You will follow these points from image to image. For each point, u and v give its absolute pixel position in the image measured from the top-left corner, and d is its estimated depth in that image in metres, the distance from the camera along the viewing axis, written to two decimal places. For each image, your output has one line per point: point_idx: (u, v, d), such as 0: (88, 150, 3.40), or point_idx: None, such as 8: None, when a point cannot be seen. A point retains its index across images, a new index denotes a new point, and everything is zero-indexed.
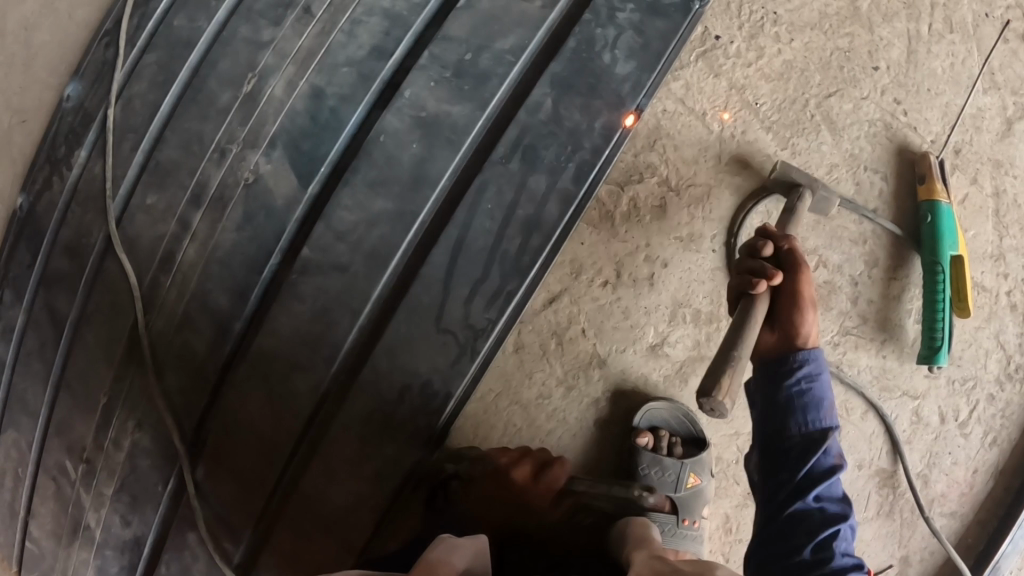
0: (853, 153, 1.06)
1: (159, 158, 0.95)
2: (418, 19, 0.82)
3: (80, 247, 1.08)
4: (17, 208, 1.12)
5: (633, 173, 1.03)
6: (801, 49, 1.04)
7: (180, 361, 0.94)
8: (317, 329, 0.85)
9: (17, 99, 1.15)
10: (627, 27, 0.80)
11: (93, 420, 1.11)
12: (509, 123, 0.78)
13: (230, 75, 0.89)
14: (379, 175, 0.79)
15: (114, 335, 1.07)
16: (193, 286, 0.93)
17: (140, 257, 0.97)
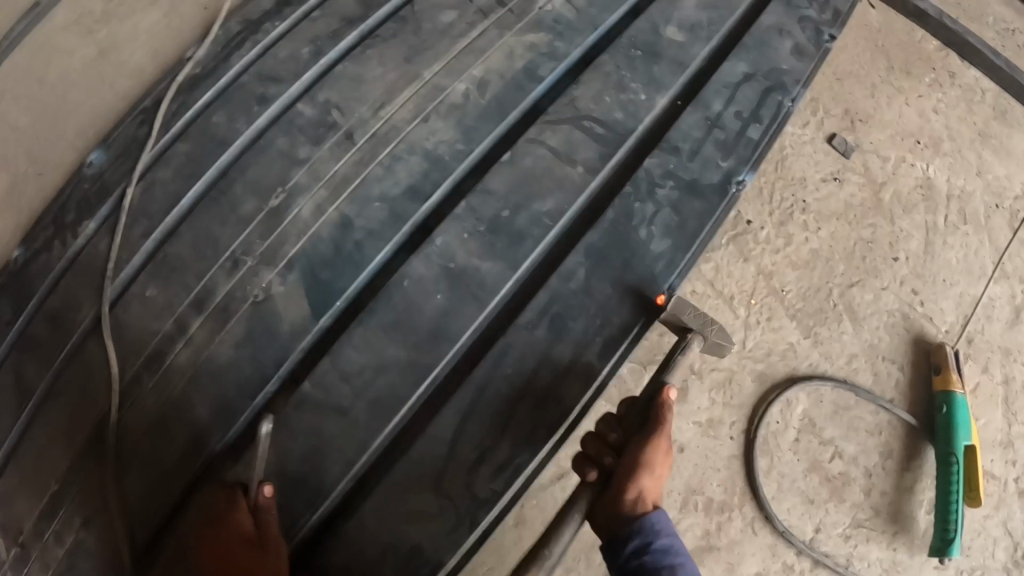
0: (873, 343, 1.15)
1: (169, 252, 0.90)
2: (459, 165, 0.83)
3: (64, 318, 0.99)
4: (10, 261, 1.04)
5: (658, 354, 1.17)
6: (828, 239, 1.17)
7: (144, 468, 0.92)
8: (302, 472, 0.81)
9: (42, 149, 1.08)
10: (666, 205, 0.87)
11: (41, 500, 1.01)
12: (541, 288, 0.82)
13: (259, 186, 0.86)
14: (396, 322, 0.81)
15: (82, 420, 1.00)
16: (178, 391, 0.90)
17: (124, 348, 0.92)
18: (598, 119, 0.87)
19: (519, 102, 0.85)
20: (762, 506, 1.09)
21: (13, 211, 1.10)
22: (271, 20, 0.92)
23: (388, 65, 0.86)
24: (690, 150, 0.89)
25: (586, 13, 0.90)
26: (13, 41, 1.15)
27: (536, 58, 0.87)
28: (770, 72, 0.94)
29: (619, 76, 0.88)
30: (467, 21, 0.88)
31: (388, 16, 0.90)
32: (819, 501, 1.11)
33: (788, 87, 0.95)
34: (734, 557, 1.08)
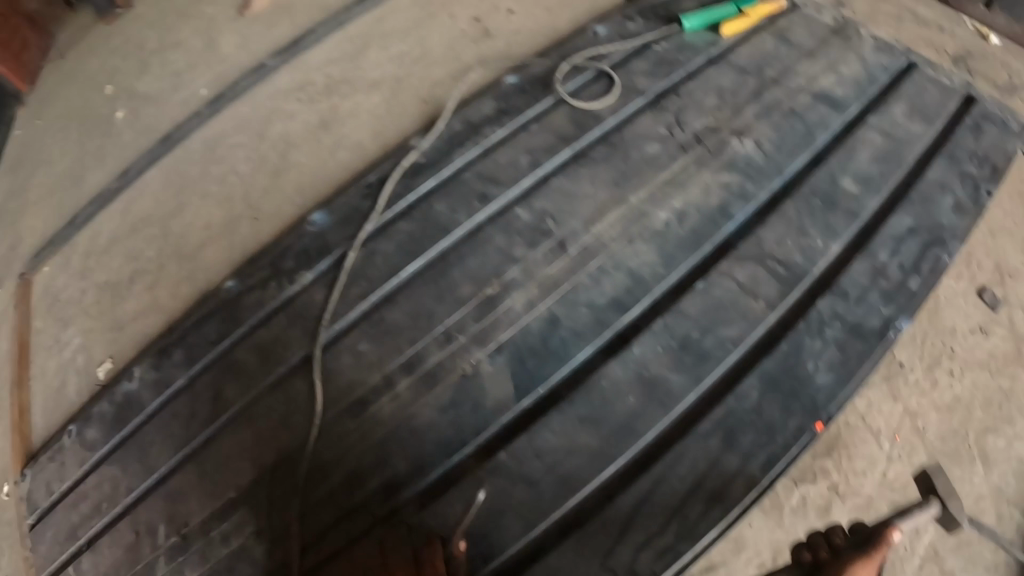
0: (1001, 488, 1.08)
1: (385, 316, 1.03)
2: (657, 286, 0.99)
3: (273, 353, 1.12)
4: (227, 293, 1.15)
5: (808, 475, 1.08)
6: (969, 387, 1.13)
7: (330, 496, 1.05)
8: (482, 530, 0.93)
9: (259, 198, 1.19)
10: (832, 343, 0.99)
11: (215, 503, 1.11)
12: (720, 402, 0.97)
13: (476, 274, 1.00)
14: (591, 413, 0.96)
15: (270, 442, 1.12)
16: (378, 437, 1.05)
17: (330, 391, 1.07)
18: (780, 260, 1.02)
19: (713, 237, 1.00)
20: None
21: (224, 247, 1.20)
22: (492, 123, 1.01)
23: (600, 185, 0.99)
24: (855, 295, 1.02)
25: (773, 159, 1.03)
26: (240, 91, 1.23)
27: (727, 196, 1.01)
28: (931, 228, 1.06)
29: (800, 222, 1.04)
30: (670, 153, 1.01)
31: (600, 140, 1.01)
32: None
33: (947, 242, 1.06)
34: None
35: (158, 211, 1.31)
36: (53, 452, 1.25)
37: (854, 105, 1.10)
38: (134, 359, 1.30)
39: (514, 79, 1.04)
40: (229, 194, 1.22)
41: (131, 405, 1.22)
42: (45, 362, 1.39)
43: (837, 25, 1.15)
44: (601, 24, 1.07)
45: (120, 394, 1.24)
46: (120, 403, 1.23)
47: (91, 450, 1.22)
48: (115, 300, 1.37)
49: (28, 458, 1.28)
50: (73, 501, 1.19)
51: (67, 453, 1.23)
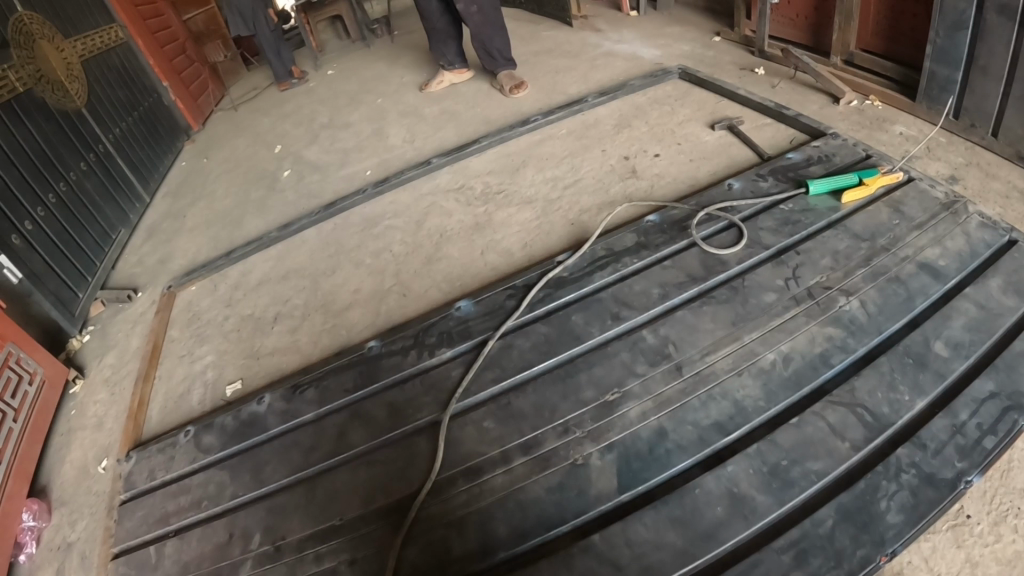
0: None
1: (513, 402, 1.21)
2: (758, 416, 1.11)
3: (404, 413, 1.28)
4: (369, 349, 1.38)
5: None
6: None
7: (427, 543, 1.12)
8: None
9: (414, 281, 1.50)
10: (906, 486, 1.05)
11: (314, 526, 1.19)
12: (795, 525, 1.02)
13: (600, 382, 1.18)
14: (681, 516, 1.05)
15: (385, 486, 1.21)
16: (482, 503, 1.15)
17: (449, 456, 1.21)
18: (867, 408, 1.12)
19: (812, 382, 1.12)
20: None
21: (366, 309, 1.51)
22: (630, 256, 1.34)
23: (720, 323, 1.19)
24: (933, 448, 1.08)
25: (875, 319, 1.16)
26: (402, 182, 1.78)
27: (830, 347, 1.14)
28: (1013, 393, 1.11)
29: (891, 377, 1.15)
30: (784, 303, 1.20)
31: (725, 282, 1.23)
32: None
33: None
34: None
35: (309, 265, 1.66)
36: (164, 444, 1.39)
37: (955, 277, 1.23)
38: (263, 387, 1.45)
39: (654, 220, 1.42)
40: (381, 266, 1.57)
41: (255, 425, 1.36)
42: (173, 368, 1.57)
43: (947, 200, 1.33)
44: (735, 180, 1.46)
45: (247, 413, 1.39)
46: (244, 420, 1.38)
47: (203, 454, 1.35)
48: (254, 333, 1.57)
49: (136, 444, 1.42)
50: (172, 492, 1.30)
51: (179, 449, 1.37)
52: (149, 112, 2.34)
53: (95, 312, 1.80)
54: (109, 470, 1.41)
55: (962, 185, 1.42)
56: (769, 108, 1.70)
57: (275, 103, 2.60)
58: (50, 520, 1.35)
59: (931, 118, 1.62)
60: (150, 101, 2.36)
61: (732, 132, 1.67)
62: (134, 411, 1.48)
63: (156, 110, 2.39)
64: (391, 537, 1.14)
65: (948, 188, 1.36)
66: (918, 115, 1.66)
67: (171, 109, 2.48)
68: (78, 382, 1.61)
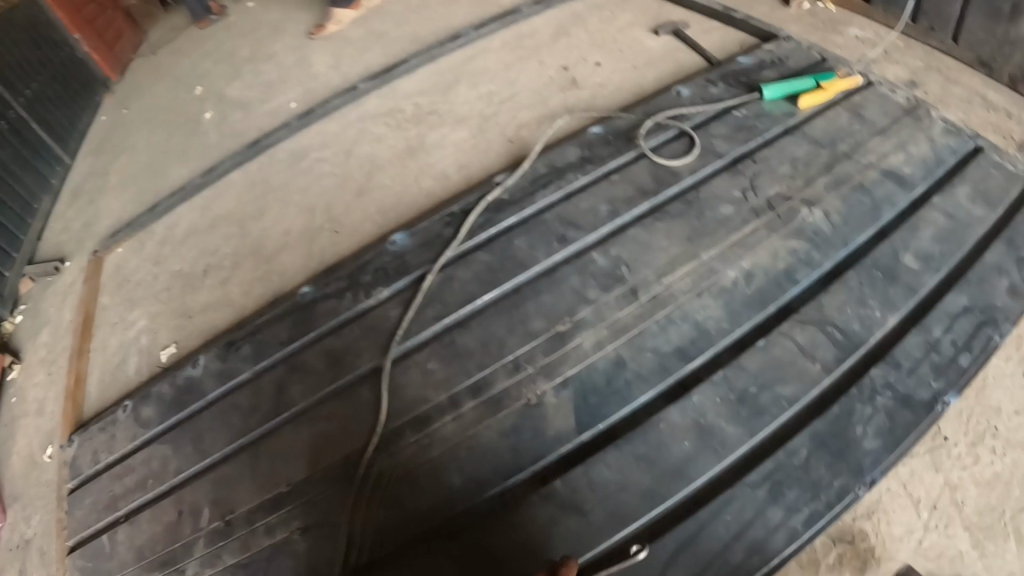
0: None
1: (456, 339, 1.11)
2: (722, 339, 1.01)
3: (344, 360, 1.18)
4: (302, 296, 1.27)
5: (845, 533, 1.01)
6: (1012, 465, 1.04)
7: (378, 501, 1.05)
8: (535, 552, 0.96)
9: (343, 214, 1.32)
10: (881, 410, 1.00)
11: (263, 495, 1.11)
12: (768, 457, 0.96)
13: (549, 311, 1.07)
14: (647, 454, 0.98)
15: (331, 445, 1.12)
16: (433, 454, 1.06)
17: (394, 405, 1.11)
18: (838, 326, 1.03)
19: (777, 299, 1.03)
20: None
21: (296, 251, 1.36)
22: (575, 170, 1.15)
23: (674, 240, 1.07)
24: (908, 367, 1.02)
25: (840, 231, 1.09)
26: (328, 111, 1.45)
27: (794, 261, 1.06)
28: (986, 308, 1.08)
29: (861, 293, 1.05)
30: (743, 215, 1.08)
31: (678, 196, 1.11)
32: None
33: (1000, 323, 1.08)
34: None
35: (236, 210, 1.47)
36: (105, 422, 1.27)
37: (921, 184, 1.16)
38: (198, 348, 1.33)
39: (599, 131, 1.22)
40: (312, 203, 1.37)
41: (193, 391, 1.24)
42: (106, 338, 1.43)
43: (909, 105, 1.25)
44: (683, 86, 1.24)
45: (182, 378, 1.26)
46: (180, 387, 1.25)
47: (142, 429, 1.23)
48: (186, 289, 1.43)
49: (76, 426, 1.30)
50: (118, 473, 1.20)
51: (119, 426, 1.25)
52: (63, 67, 1.94)
53: (25, 289, 1.64)
54: (55, 457, 1.30)
55: (922, 90, 1.38)
56: (717, 13, 1.50)
57: (192, 32, 1.94)
58: (7, 519, 1.26)
59: (890, 22, 1.53)
60: (65, 55, 1.96)
61: (678, 38, 1.45)
62: (71, 388, 1.36)
63: (74, 65, 1.98)
64: (341, 498, 1.07)
65: (909, 92, 1.28)
66: (873, 19, 1.57)
67: (85, 62, 2.01)
68: (16, 367, 1.46)
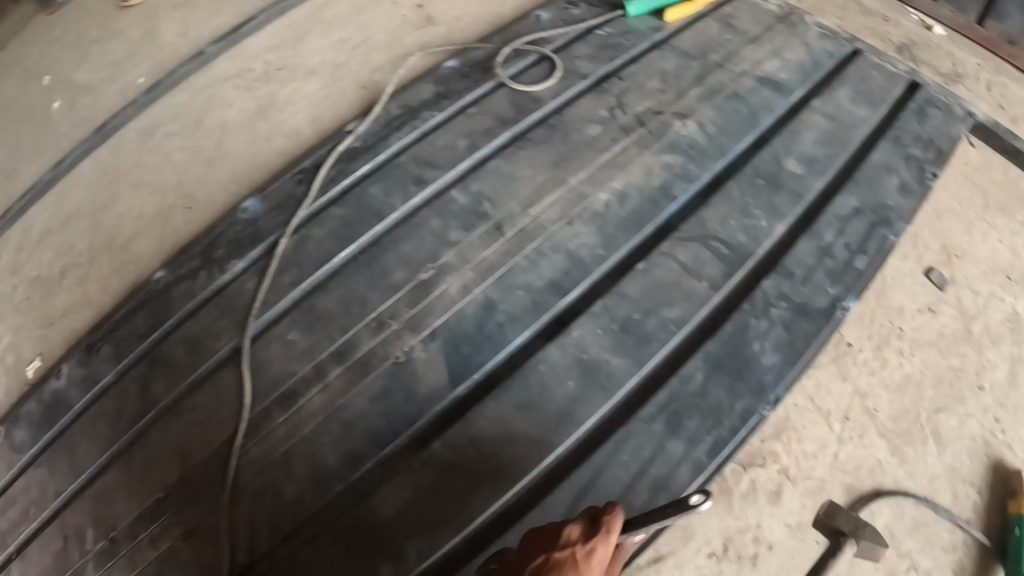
0: (955, 466, 0.95)
1: (316, 303, 1.00)
2: (598, 267, 0.91)
3: (203, 344, 1.04)
4: (154, 281, 1.10)
5: (757, 457, 0.91)
6: (919, 365, 1.01)
7: (256, 492, 0.92)
8: (422, 522, 0.85)
9: (192, 187, 1.20)
10: (778, 323, 0.91)
11: (142, 504, 0.96)
12: (661, 387, 0.86)
13: (411, 258, 0.97)
14: (528, 400, 0.86)
15: (206, 436, 0.98)
16: (304, 432, 0.94)
17: (258, 384, 0.98)
18: (722, 240, 0.93)
19: (654, 219, 0.93)
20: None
21: (151, 237, 1.18)
22: (429, 108, 1.06)
23: (538, 166, 0.98)
24: (802, 275, 0.94)
25: (716, 140, 1.02)
26: (178, 79, 1.30)
27: (670, 177, 0.97)
28: (877, 208, 1.03)
29: (744, 202, 0.97)
30: (611, 135, 1.00)
31: (540, 122, 1.02)
32: None
33: (892, 222, 1.03)
34: None
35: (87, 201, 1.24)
36: None
37: (799, 89, 1.11)
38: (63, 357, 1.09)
39: (455, 63, 1.11)
40: (162, 180, 1.22)
41: (59, 404, 1.04)
42: None
43: (782, 13, 1.20)
44: (544, 11, 1.15)
45: (49, 392, 1.05)
46: (48, 403, 1.04)
47: (18, 453, 1.02)
48: (42, 295, 1.16)
49: None
50: None
51: None
52: None
53: None
54: None
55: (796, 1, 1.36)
56: None
57: (42, 21, 1.48)
58: None
59: None
60: None
61: None
62: None
63: None
64: (219, 493, 0.94)
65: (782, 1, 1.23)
66: None
67: None
68: None
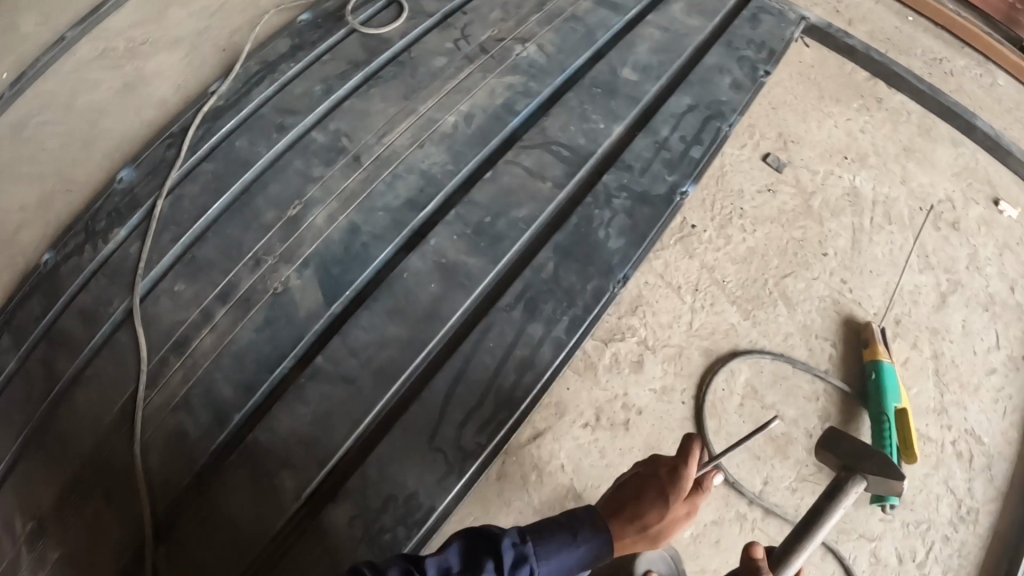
0: (807, 323, 1.06)
1: (197, 254, 1.03)
2: (449, 181, 1.00)
3: (98, 313, 1.01)
4: (40, 264, 1.06)
5: (617, 333, 0.99)
6: (762, 239, 1.12)
7: (164, 440, 0.93)
8: (314, 434, 0.89)
9: (67, 169, 1.19)
10: (621, 211, 0.99)
11: (60, 479, 0.93)
12: (516, 277, 0.94)
13: (280, 200, 1.03)
14: (398, 306, 0.93)
15: (112, 397, 0.96)
16: (201, 372, 0.96)
17: (152, 339, 0.98)
18: (563, 144, 1.03)
19: (500, 132, 1.03)
20: (712, 461, 0.93)
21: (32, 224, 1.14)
22: (287, 60, 1.13)
23: (391, 101, 1.06)
24: (640, 168, 1.04)
25: (555, 59, 1.11)
26: (42, 68, 1.29)
27: (512, 95, 1.06)
28: (711, 104, 1.12)
29: (582, 109, 1.07)
30: (456, 64, 1.08)
31: (391, 61, 1.11)
32: (765, 457, 0.97)
33: (726, 116, 1.12)
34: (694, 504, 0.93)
35: None
36: None
37: (635, 9, 1.21)
38: None
39: (308, 18, 1.18)
40: (34, 168, 1.19)
41: None
42: None
43: None
44: None
45: None
46: None
47: None
48: None
49: None
50: None
51: None
52: None
53: None
54: None
55: None
56: None
57: None
58: None
59: None
60: None
61: None
62: None
63: None
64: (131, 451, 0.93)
65: None
66: None
67: None
68: None
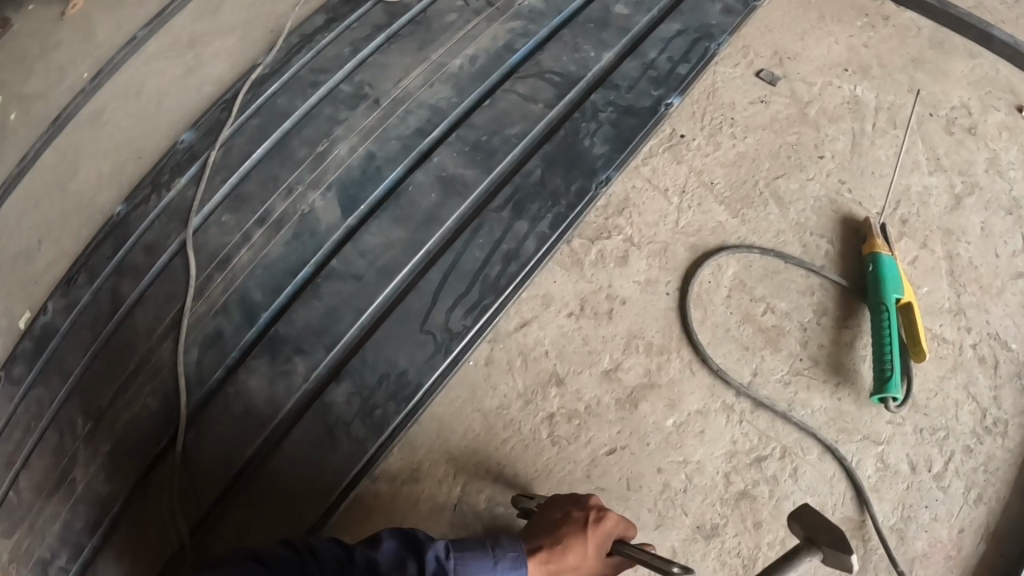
0: (799, 221, 1.07)
1: (242, 189, 1.14)
2: (452, 112, 1.13)
3: (160, 245, 1.10)
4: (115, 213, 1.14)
5: (603, 232, 1.05)
6: (754, 144, 1.12)
7: (201, 339, 1.03)
8: (325, 325, 0.99)
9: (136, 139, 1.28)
10: (606, 122, 1.10)
11: (113, 382, 1.00)
12: (507, 182, 1.06)
13: (310, 138, 1.17)
14: (401, 213, 1.05)
15: (161, 308, 1.05)
16: (240, 282, 1.07)
17: (200, 258, 1.09)
18: (556, 71, 1.15)
19: (499, 68, 1.16)
20: (697, 349, 0.98)
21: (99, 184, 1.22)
22: (323, 33, 1.27)
23: (407, 53, 1.21)
24: (626, 86, 1.13)
25: (552, 3, 1.22)
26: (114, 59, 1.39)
27: (512, 36, 1.19)
28: (700, 28, 1.20)
29: (574, 42, 1.18)
30: (464, 17, 1.22)
31: (409, 22, 1.25)
32: (754, 347, 0.99)
33: (715, 37, 1.20)
34: (676, 394, 0.96)
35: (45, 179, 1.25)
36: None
37: None
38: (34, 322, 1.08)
39: None
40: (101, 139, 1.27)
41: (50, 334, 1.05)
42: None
43: None
44: None
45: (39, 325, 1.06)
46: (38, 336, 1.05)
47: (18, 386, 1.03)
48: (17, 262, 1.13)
49: None
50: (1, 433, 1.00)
51: None
52: None
53: None
54: None
55: None
56: None
57: None
58: None
59: None
60: None
61: None
62: None
63: None
64: (175, 351, 1.02)
65: None
66: None
67: None
68: None
